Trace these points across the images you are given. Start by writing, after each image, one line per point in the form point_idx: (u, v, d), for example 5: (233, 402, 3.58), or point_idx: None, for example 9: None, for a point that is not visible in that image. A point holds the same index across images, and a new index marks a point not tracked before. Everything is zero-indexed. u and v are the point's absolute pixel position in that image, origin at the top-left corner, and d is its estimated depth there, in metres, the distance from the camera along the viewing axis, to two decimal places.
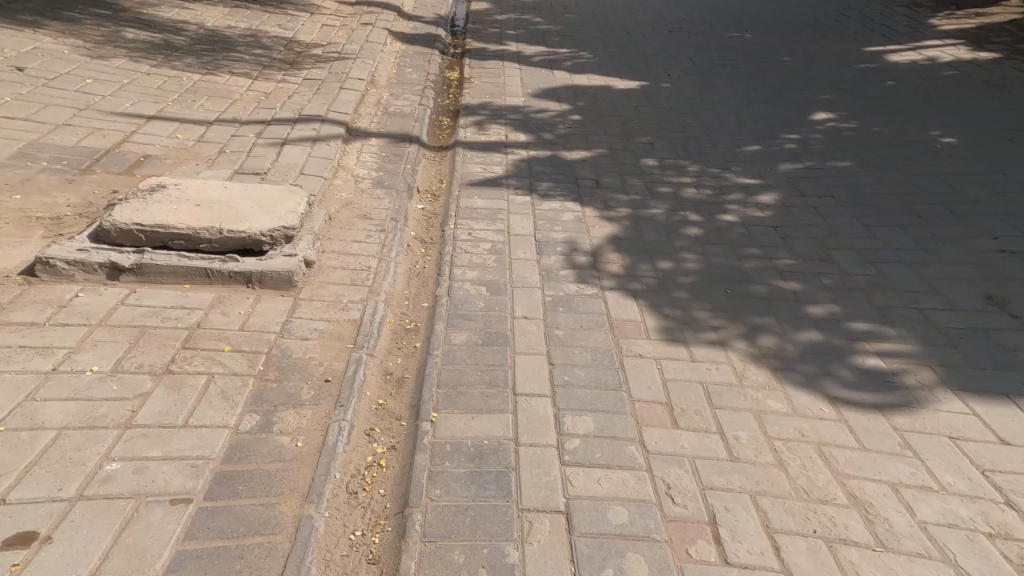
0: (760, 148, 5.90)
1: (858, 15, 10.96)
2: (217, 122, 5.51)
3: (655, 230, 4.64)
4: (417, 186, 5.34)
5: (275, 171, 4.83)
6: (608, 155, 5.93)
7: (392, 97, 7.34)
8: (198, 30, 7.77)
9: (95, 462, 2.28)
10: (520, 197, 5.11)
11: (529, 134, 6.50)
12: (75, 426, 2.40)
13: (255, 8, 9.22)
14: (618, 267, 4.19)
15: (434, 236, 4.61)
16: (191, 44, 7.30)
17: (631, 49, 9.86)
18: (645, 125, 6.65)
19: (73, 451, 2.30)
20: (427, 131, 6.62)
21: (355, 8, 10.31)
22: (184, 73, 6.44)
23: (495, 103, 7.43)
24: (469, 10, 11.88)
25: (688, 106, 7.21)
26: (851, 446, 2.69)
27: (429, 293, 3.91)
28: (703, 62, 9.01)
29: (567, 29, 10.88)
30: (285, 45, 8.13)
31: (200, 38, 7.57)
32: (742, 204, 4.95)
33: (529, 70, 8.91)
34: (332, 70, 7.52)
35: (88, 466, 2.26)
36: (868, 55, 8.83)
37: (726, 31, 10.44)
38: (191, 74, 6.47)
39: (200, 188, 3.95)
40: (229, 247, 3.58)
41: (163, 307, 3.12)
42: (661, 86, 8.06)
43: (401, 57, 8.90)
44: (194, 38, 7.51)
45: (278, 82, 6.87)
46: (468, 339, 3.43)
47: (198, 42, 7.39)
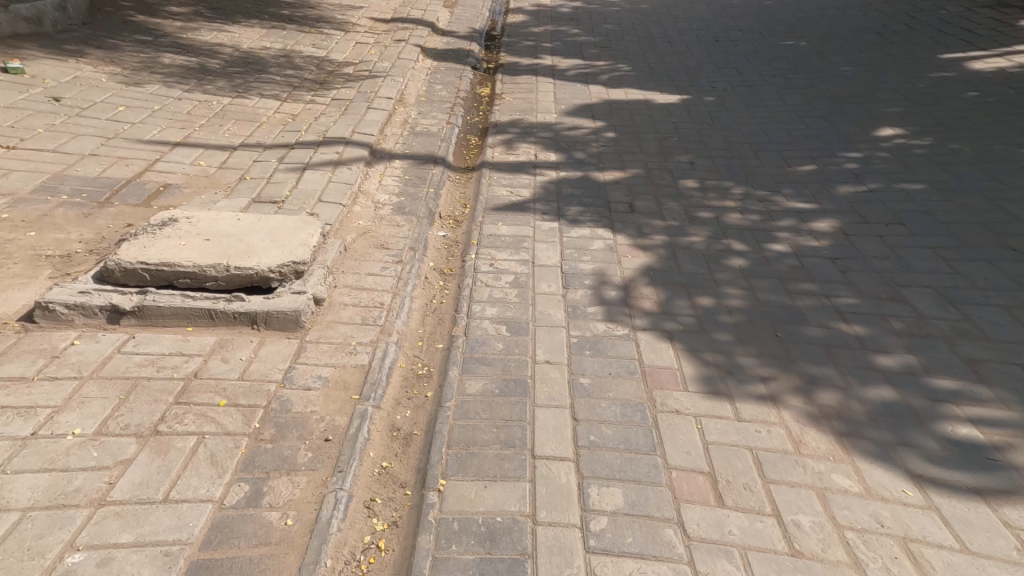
0: (816, 168, 5.66)
1: (928, 18, 10.24)
2: (241, 148, 5.45)
3: (694, 261, 4.34)
4: (439, 211, 5.13)
5: (293, 199, 4.70)
6: (645, 178, 5.64)
7: (420, 116, 7.18)
8: (233, 53, 7.84)
9: (57, 551, 2.10)
10: (548, 223, 4.87)
11: (561, 152, 6.21)
12: (42, 505, 2.24)
13: (289, 28, 9.30)
14: (652, 303, 3.90)
15: (453, 267, 4.39)
16: (225, 67, 7.35)
17: (672, 60, 9.46)
18: (686, 145, 6.34)
19: (35, 538, 2.13)
20: (453, 151, 6.41)
21: (389, 24, 10.31)
22: (215, 97, 6.46)
23: (526, 120, 7.17)
24: (505, 23, 11.73)
25: (732, 124, 6.83)
26: (948, 546, 2.23)
27: (444, 333, 3.66)
28: (749, 74, 8.54)
29: (606, 40, 10.57)
30: (317, 64, 8.13)
31: (234, 60, 7.63)
32: (794, 231, 4.66)
33: (564, 84, 8.65)
34: (361, 90, 7.43)
35: (48, 557, 2.08)
36: (945, 62, 8.25)
37: (776, 39, 9.92)
38: (221, 98, 6.48)
39: (212, 221, 3.83)
40: (235, 285, 3.45)
41: (160, 355, 2.98)
42: (703, 100, 7.67)
43: (433, 74, 8.77)
44: (229, 60, 7.57)
45: (307, 103, 6.82)
46: (484, 388, 3.13)
47: (232, 65, 7.45)
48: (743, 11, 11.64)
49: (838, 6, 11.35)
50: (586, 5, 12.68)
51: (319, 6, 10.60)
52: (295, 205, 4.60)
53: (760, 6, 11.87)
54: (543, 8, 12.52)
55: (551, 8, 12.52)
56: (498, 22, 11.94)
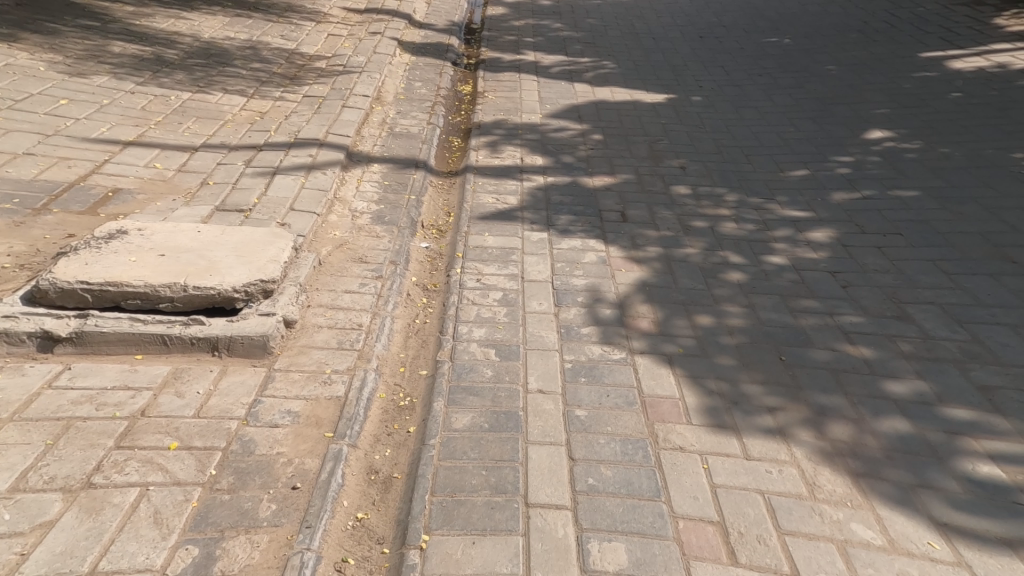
0: (809, 173, 5.51)
1: (910, 15, 10.21)
2: (203, 149, 5.07)
3: (691, 275, 4.22)
4: (421, 220, 4.87)
5: (262, 207, 4.35)
6: (635, 183, 5.50)
7: (399, 115, 6.85)
8: (193, 43, 7.38)
9: None
10: (537, 233, 4.71)
11: (548, 156, 6.01)
12: None
13: (257, 17, 8.83)
14: (650, 322, 3.75)
15: (437, 282, 4.15)
16: (184, 58, 6.90)
17: (657, 57, 9.26)
18: (674, 148, 6.15)
19: None
20: (435, 154, 6.11)
21: (365, 16, 9.89)
22: (173, 92, 6.04)
23: (510, 121, 6.89)
24: (486, 16, 11.38)
25: (722, 126, 6.67)
26: None
27: (428, 357, 3.40)
28: (735, 73, 8.38)
29: (590, 35, 10.31)
30: (287, 57, 7.71)
31: (195, 51, 7.18)
32: (791, 242, 4.50)
33: (548, 82, 8.39)
34: (335, 86, 7.07)
35: None
36: (929, 61, 8.17)
37: (762, 36, 9.78)
38: (180, 93, 6.06)
39: (168, 234, 3.48)
40: (194, 306, 3.10)
41: (100, 390, 2.65)
42: (690, 101, 7.49)
43: (411, 69, 8.42)
44: (188, 51, 7.12)
45: (276, 100, 6.44)
46: (472, 422, 2.88)
47: (192, 56, 7.00)
48: (728, 7, 11.48)
49: (823, 2, 11.26)
50: None
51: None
52: (263, 214, 4.25)
53: (744, 1, 11.72)
54: (524, 1, 12.19)
55: (532, 1, 12.20)
56: (478, 15, 11.59)
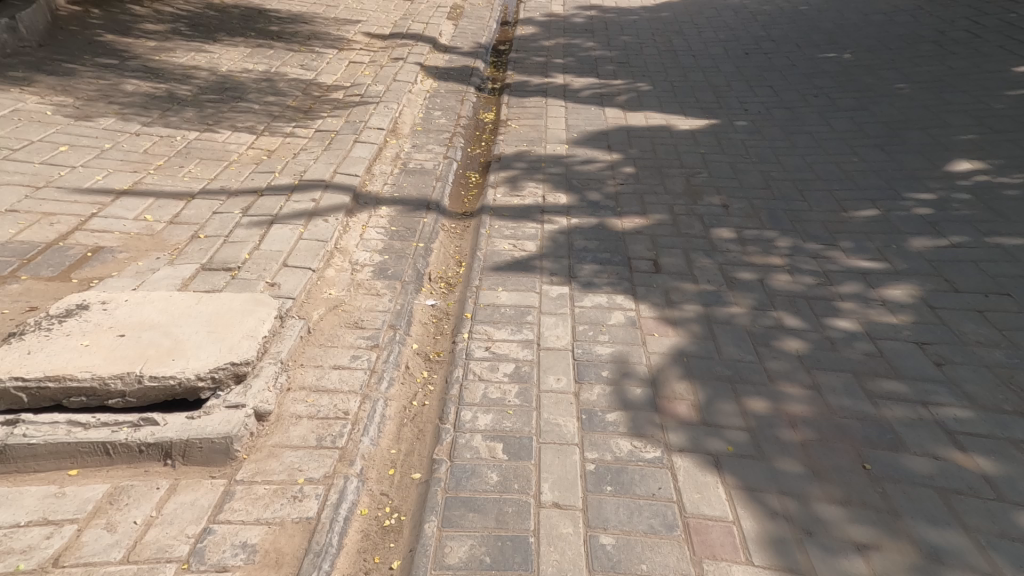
0: (880, 213, 4.99)
1: (999, 24, 9.43)
2: (200, 196, 4.75)
3: (738, 343, 3.62)
4: (428, 272, 4.52)
5: (252, 263, 3.99)
6: (670, 225, 5.07)
7: (415, 149, 6.51)
8: (209, 77, 7.21)
9: None
10: (556, 287, 4.31)
11: (573, 194, 5.65)
12: None
13: (278, 47, 8.67)
14: (690, 406, 3.12)
15: (440, 350, 3.71)
16: (198, 94, 6.72)
17: (696, 76, 8.65)
18: (716, 184, 5.71)
19: None
20: (449, 194, 5.74)
21: (388, 40, 9.64)
22: (179, 131, 5.80)
23: (533, 152, 6.52)
24: (514, 36, 10.98)
25: (770, 156, 6.16)
26: None
27: (424, 455, 2.89)
28: (786, 92, 7.73)
29: (623, 54, 9.79)
30: (304, 88, 7.47)
31: (209, 86, 6.99)
32: (860, 300, 3.94)
33: (578, 107, 7.93)
34: (350, 119, 6.76)
35: None
36: (1019, 78, 7.54)
37: (819, 50, 9.06)
38: (187, 132, 5.82)
39: (133, 306, 3.12)
40: (148, 401, 2.71)
41: (11, 529, 2.26)
42: (735, 127, 6.92)
43: (432, 97, 8.07)
44: (203, 86, 6.94)
45: (286, 136, 6.15)
46: (471, 556, 2.36)
47: (206, 92, 6.80)
48: (776, 19, 10.76)
49: (884, 11, 10.43)
50: (601, 14, 11.90)
51: (310, 20, 9.97)
52: (250, 272, 3.89)
53: (796, 11, 10.99)
54: (555, 19, 11.75)
55: (563, 18, 11.75)
56: (507, 36, 11.21)
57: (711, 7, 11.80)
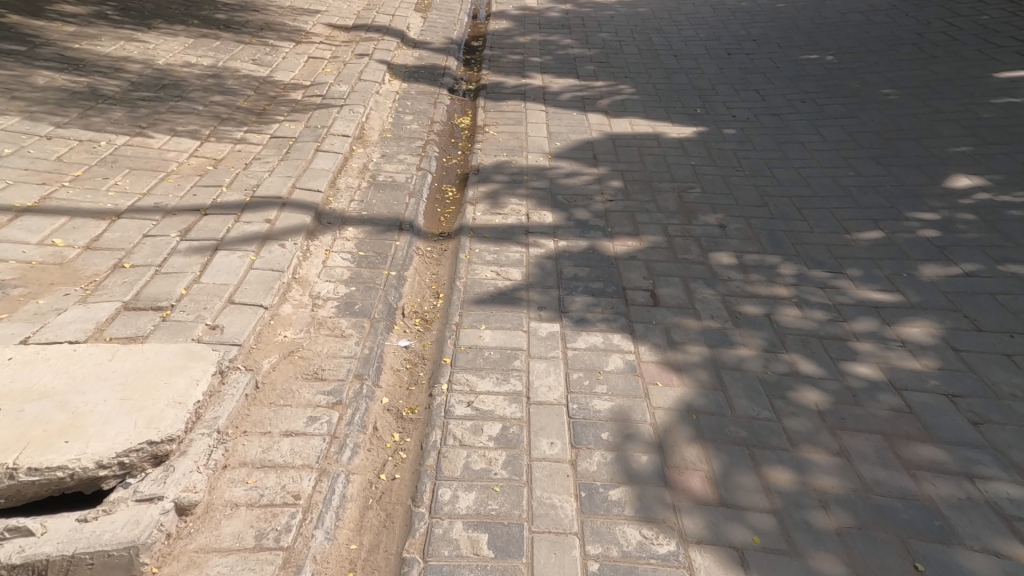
0: (886, 236, 4.66)
1: (978, 26, 9.30)
2: (127, 215, 4.23)
3: (750, 395, 3.20)
4: (401, 306, 4.05)
5: (188, 301, 3.42)
6: (665, 248, 4.71)
7: (384, 159, 6.09)
8: (142, 71, 6.56)
9: None
10: (547, 324, 3.90)
11: (559, 212, 5.30)
12: None
13: (227, 38, 7.98)
14: (703, 479, 2.73)
15: (415, 405, 3.19)
16: (128, 91, 6.11)
17: (680, 79, 8.27)
18: (708, 200, 5.35)
19: None
20: (424, 211, 5.34)
21: (352, 33, 9.02)
22: (104, 134, 5.29)
23: (515, 163, 6.19)
24: (487, 31, 10.45)
25: (764, 168, 5.82)
26: None
27: (391, 553, 2.41)
28: (774, 98, 7.41)
29: (602, 53, 9.37)
30: (257, 87, 6.88)
31: (143, 81, 6.38)
32: (878, 340, 3.57)
33: (557, 112, 7.52)
34: (309, 123, 6.26)
35: None
36: (1008, 85, 7.34)
37: (801, 51, 8.75)
38: (115, 136, 5.30)
39: (21, 367, 2.59)
40: (27, 498, 2.20)
41: None
42: (724, 136, 6.58)
43: (401, 99, 7.53)
44: (135, 81, 6.32)
45: (236, 142, 5.65)
46: None
47: (138, 87, 6.23)
48: (757, 17, 10.45)
49: (864, 10, 10.23)
50: (578, 9, 11.44)
51: (265, 9, 9.27)
52: (183, 311, 3.32)
53: (776, 10, 10.72)
54: (530, 13, 11.25)
55: (539, 13, 11.26)
56: (479, 31, 10.67)
57: (691, 4, 11.44)
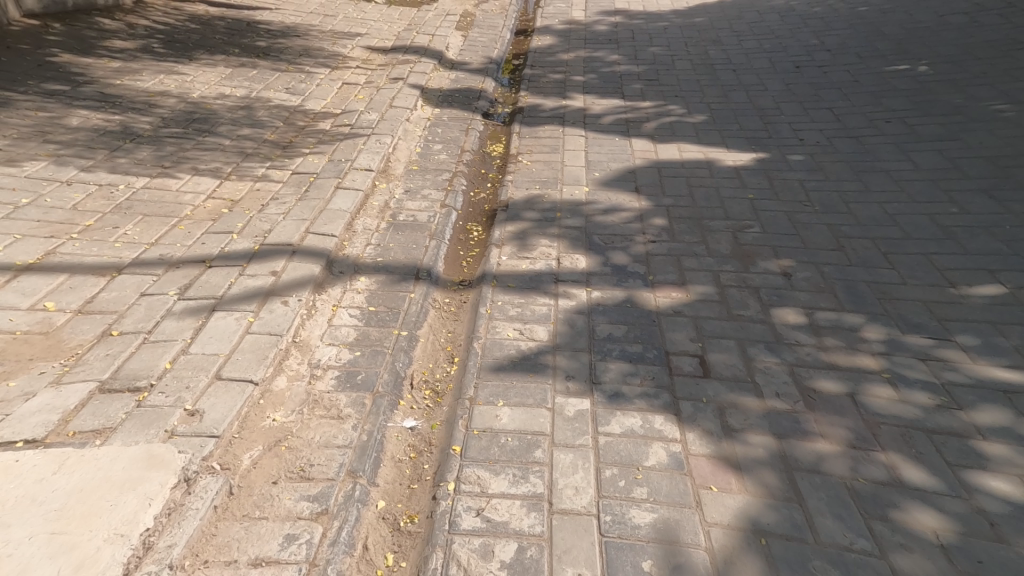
0: (1005, 291, 4.18)
1: None
2: (128, 270, 3.97)
3: (839, 513, 2.61)
4: (408, 375, 3.61)
5: (171, 378, 3.09)
6: (717, 302, 4.27)
7: (406, 195, 5.68)
8: (176, 106, 6.48)
9: None
10: (574, 402, 3.36)
11: (593, 255, 4.96)
12: None
13: (264, 66, 7.88)
14: None
15: (414, 513, 2.75)
16: (158, 127, 6.02)
17: (738, 97, 7.92)
18: (768, 241, 4.99)
19: None
20: (445, 255, 4.95)
21: (390, 55, 8.80)
22: (125, 177, 5.12)
23: (549, 198, 5.79)
24: (529, 47, 10.05)
25: (837, 204, 5.47)
26: None
27: None
28: (850, 118, 7.16)
29: (650, 70, 8.86)
30: (287, 117, 6.68)
31: (175, 117, 6.27)
32: (1005, 440, 2.95)
33: (600, 138, 7.05)
34: (333, 156, 5.95)
35: None
36: None
37: (885, 67, 8.35)
38: (134, 179, 5.12)
39: None
40: None
41: None
42: (788, 163, 6.33)
43: (433, 126, 7.17)
44: (167, 117, 6.23)
45: (256, 181, 5.38)
46: None
47: (169, 123, 6.12)
48: (831, 24, 10.09)
49: (938, 26, 9.52)
50: (627, 21, 10.95)
51: (306, 34, 9.19)
52: (160, 393, 2.98)
53: (856, 15, 10.35)
54: (576, 27, 10.78)
55: (585, 26, 10.78)
56: (521, 48, 10.29)
57: (754, 11, 11.00)
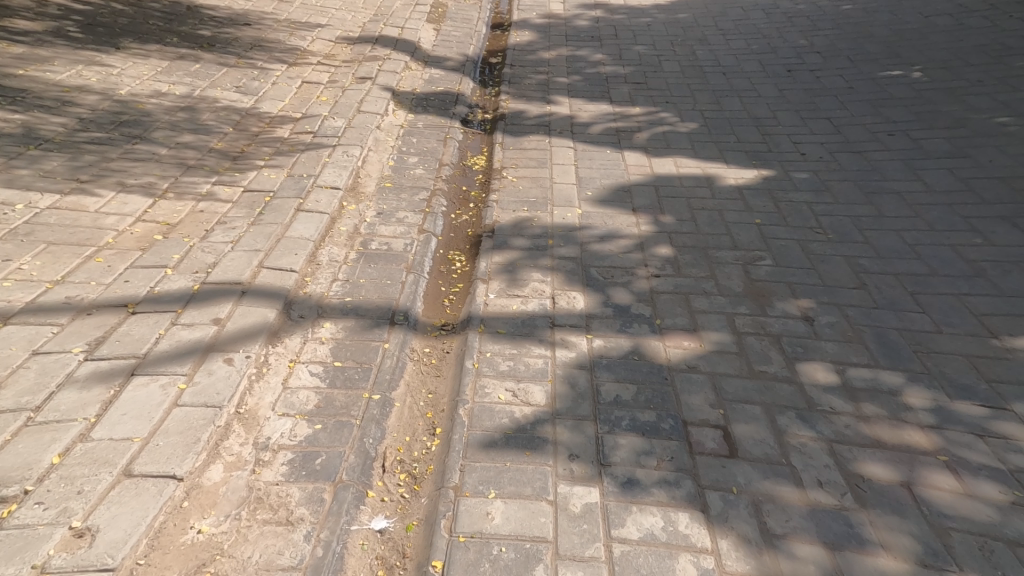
0: None
1: None
2: (19, 318, 3.26)
3: None
4: (378, 453, 2.98)
5: (54, 480, 2.45)
6: (736, 355, 3.74)
7: (379, 219, 5.04)
8: (98, 105, 5.74)
9: None
10: (580, 491, 2.82)
11: (593, 292, 4.40)
12: None
13: (208, 58, 7.13)
14: None
15: None
16: (74, 130, 5.28)
17: (731, 104, 7.46)
18: (783, 277, 4.45)
19: None
20: (425, 292, 4.35)
21: (356, 49, 8.11)
22: (26, 195, 4.37)
23: (538, 221, 5.21)
24: (507, 44, 9.45)
25: (852, 231, 4.98)
26: None
27: None
28: (851, 130, 6.74)
29: (637, 73, 8.36)
30: (239, 122, 5.97)
31: (96, 117, 5.53)
32: None
33: (588, 149, 6.51)
34: (293, 171, 5.28)
35: None
36: None
37: (884, 72, 8.01)
38: (41, 197, 4.38)
39: None
40: None
41: None
42: (793, 181, 5.83)
43: (406, 134, 6.52)
44: (86, 117, 5.50)
45: (199, 200, 4.71)
46: None
47: (87, 125, 5.39)
48: (820, 23, 9.74)
49: (927, 27, 9.25)
50: (609, 17, 10.42)
51: (260, 23, 8.43)
52: (36, 505, 2.35)
53: (841, 13, 10.03)
54: (556, 22, 10.23)
55: (565, 22, 10.22)
56: (499, 44, 9.68)
57: (740, 8, 10.60)
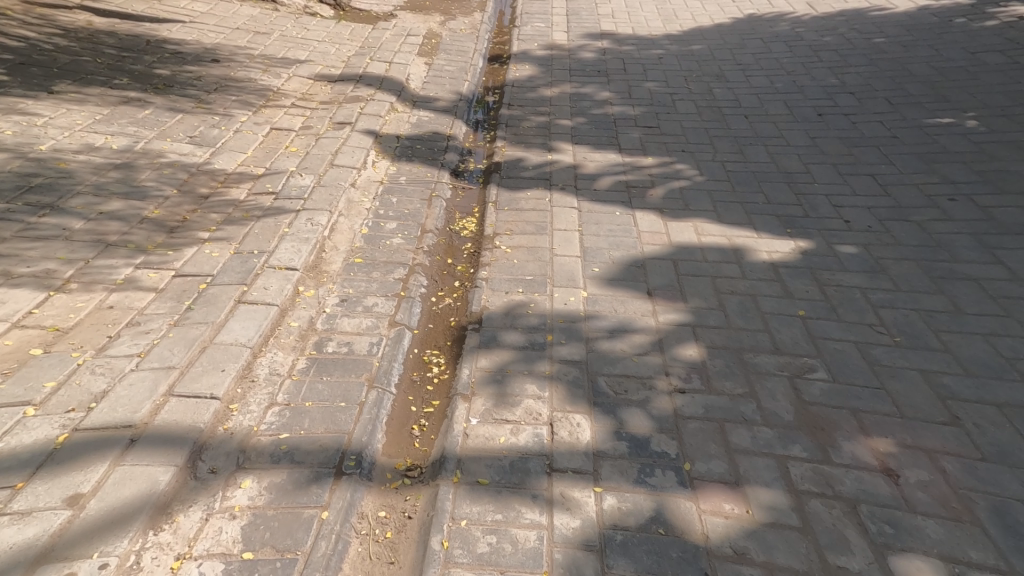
0: None
1: None
2: None
3: None
4: None
5: None
6: (798, 533, 2.80)
7: (342, 307, 4.05)
8: (5, 165, 4.82)
9: None
10: None
11: (602, 416, 3.40)
12: None
13: (160, 102, 6.27)
14: None
15: None
16: None
17: (756, 154, 6.58)
18: (843, 401, 3.54)
19: None
20: (388, 418, 3.37)
21: (337, 89, 7.29)
22: None
23: (536, 308, 4.25)
24: (505, 79, 8.64)
25: (926, 334, 4.10)
26: None
27: None
28: (901, 192, 5.83)
29: (650, 114, 7.51)
30: (185, 180, 5.06)
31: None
32: None
33: (597, 208, 5.61)
34: (242, 247, 4.32)
35: None
36: None
37: (931, 119, 7.18)
38: None
39: None
40: None
41: None
42: (839, 259, 4.90)
43: (385, 193, 5.57)
44: None
45: (109, 290, 3.73)
46: None
47: None
48: (850, 58, 8.98)
49: (973, 67, 8.49)
50: (616, 48, 9.63)
51: (229, 59, 7.62)
52: None
53: (874, 48, 9.26)
54: (559, 54, 9.46)
55: (569, 54, 9.44)
56: (496, 79, 8.88)
57: (759, 40, 9.82)
